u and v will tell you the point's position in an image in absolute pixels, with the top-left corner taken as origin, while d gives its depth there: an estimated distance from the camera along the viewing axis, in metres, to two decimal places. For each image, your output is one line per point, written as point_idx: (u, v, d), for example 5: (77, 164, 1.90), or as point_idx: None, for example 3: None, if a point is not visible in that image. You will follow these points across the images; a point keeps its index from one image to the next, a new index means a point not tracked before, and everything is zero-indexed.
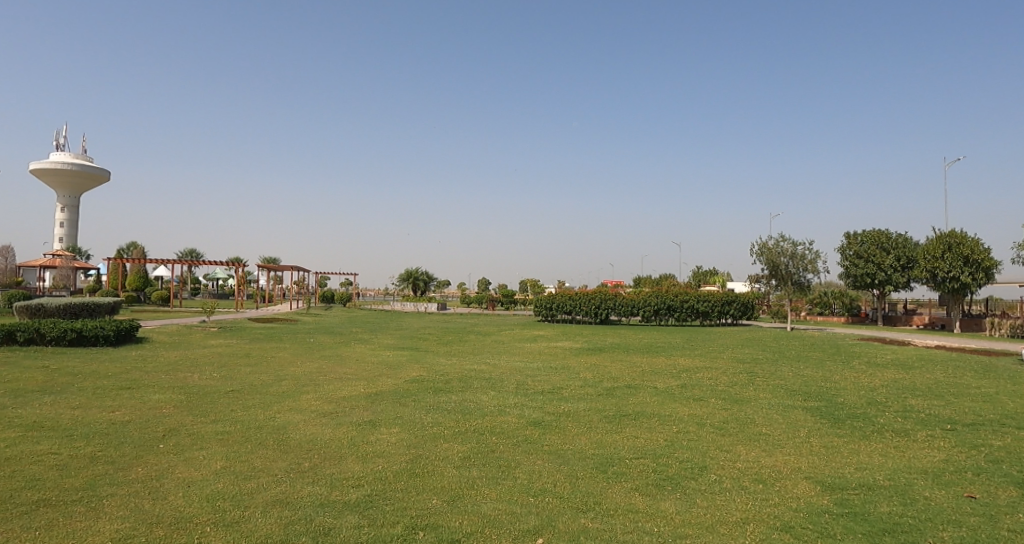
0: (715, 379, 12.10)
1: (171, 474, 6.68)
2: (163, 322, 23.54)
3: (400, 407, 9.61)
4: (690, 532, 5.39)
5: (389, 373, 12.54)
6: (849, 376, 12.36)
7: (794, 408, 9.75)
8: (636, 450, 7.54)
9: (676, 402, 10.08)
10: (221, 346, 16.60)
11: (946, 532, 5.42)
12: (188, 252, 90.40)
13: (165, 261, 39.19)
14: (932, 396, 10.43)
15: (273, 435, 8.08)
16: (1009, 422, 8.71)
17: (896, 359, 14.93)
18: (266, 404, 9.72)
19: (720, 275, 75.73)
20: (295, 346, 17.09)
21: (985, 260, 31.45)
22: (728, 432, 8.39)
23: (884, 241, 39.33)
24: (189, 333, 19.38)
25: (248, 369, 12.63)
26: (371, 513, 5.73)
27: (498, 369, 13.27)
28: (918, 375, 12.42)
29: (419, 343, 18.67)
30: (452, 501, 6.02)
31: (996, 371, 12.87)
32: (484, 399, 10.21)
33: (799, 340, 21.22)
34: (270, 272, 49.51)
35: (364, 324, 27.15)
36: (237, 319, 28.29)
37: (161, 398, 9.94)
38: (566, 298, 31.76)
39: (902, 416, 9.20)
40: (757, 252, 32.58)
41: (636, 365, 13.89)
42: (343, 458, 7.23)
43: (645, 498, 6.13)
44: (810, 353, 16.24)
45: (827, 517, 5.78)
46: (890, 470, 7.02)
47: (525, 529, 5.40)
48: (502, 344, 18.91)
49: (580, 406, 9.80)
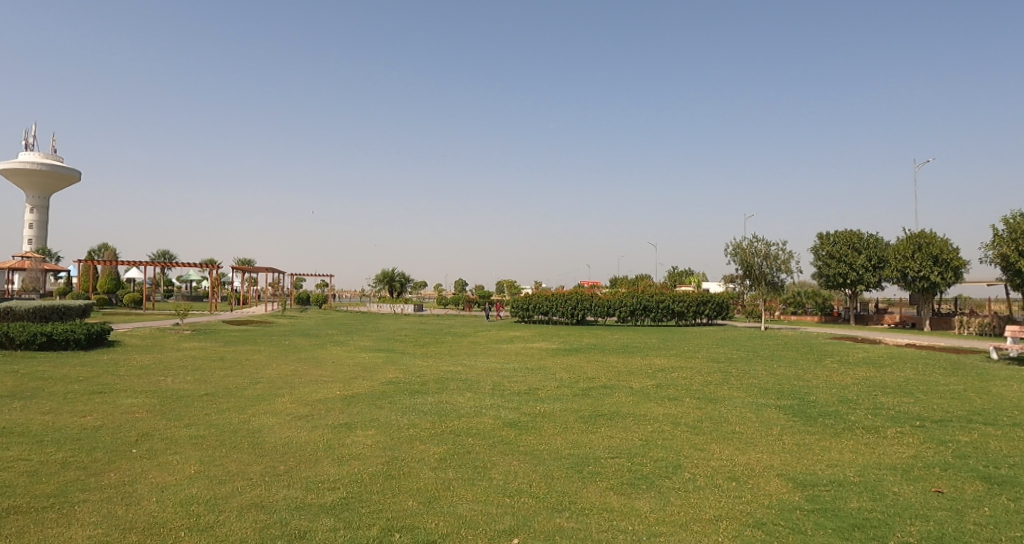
0: (690, 378, 12.21)
1: (144, 479, 6.59)
2: (134, 324, 23.25)
3: (376, 409, 9.55)
4: (664, 530, 5.46)
5: (365, 375, 12.47)
6: (822, 375, 12.54)
7: (768, 406, 9.87)
8: (611, 450, 7.57)
9: (651, 402, 10.17)
10: (195, 348, 16.44)
11: (914, 526, 5.55)
12: (160, 253, 89.04)
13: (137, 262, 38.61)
14: (902, 394, 10.60)
15: (249, 438, 8.00)
16: (975, 418, 8.92)
17: (864, 357, 15.17)
18: (240, 407, 9.59)
19: (693, 275, 76.47)
20: (270, 348, 16.90)
21: (954, 260, 32.06)
22: (703, 431, 8.45)
23: (856, 241, 39.98)
24: (162, 336, 19.08)
25: (222, 373, 12.44)
26: (347, 515, 5.71)
27: (474, 370, 13.20)
28: (887, 373, 12.60)
29: (395, 345, 18.55)
30: (428, 503, 6.02)
31: (965, 368, 13.09)
32: (460, 400, 10.17)
33: (773, 339, 21.49)
34: (245, 273, 48.88)
35: (339, 326, 27.05)
36: (211, 322, 27.81)
37: (134, 402, 9.78)
38: (543, 299, 31.83)
39: (872, 413, 9.37)
40: (731, 253, 33.03)
41: (612, 366, 13.95)
42: (319, 460, 7.18)
43: (620, 497, 6.18)
44: (783, 352, 16.40)
45: (799, 513, 5.87)
46: (860, 466, 7.15)
47: (500, 530, 5.42)
48: (478, 345, 18.84)
49: (556, 406, 9.83)
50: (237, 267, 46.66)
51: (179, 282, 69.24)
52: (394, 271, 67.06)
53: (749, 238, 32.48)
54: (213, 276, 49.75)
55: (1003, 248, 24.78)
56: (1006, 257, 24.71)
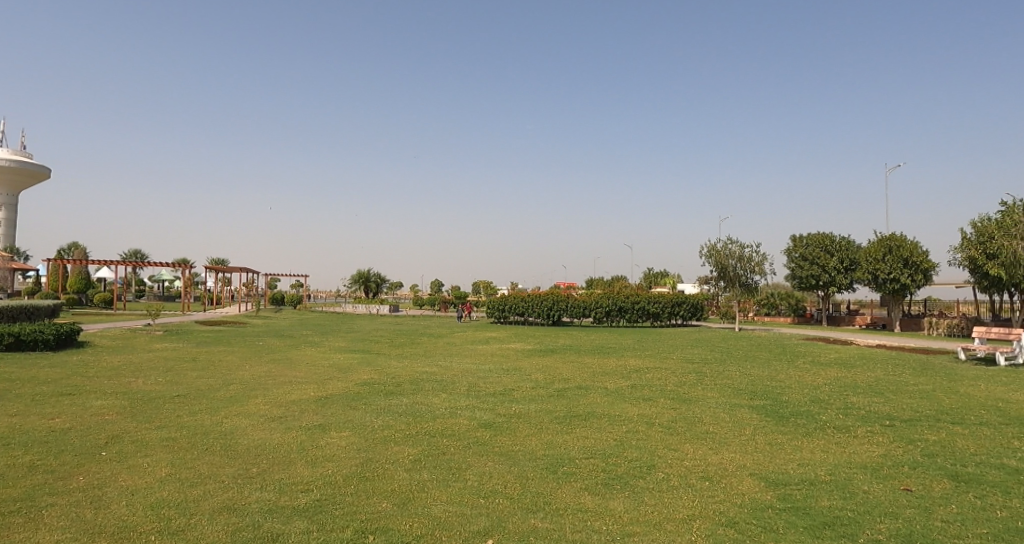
0: (664, 379, 12.30)
1: (114, 482, 6.47)
2: (105, 325, 22.81)
3: (351, 411, 9.48)
4: (637, 530, 5.49)
5: (340, 376, 12.38)
6: (794, 375, 12.71)
7: (741, 407, 9.97)
8: (585, 450, 7.60)
9: (626, 402, 10.22)
10: (167, 349, 16.17)
11: (883, 524, 5.64)
12: (132, 253, 87.41)
13: (108, 261, 37.88)
14: (872, 393, 10.78)
15: (221, 440, 7.89)
16: (943, 418, 9.10)
17: (835, 358, 15.40)
18: (212, 409, 9.46)
19: (668, 277, 77.16)
20: (244, 349, 16.69)
21: (923, 262, 32.73)
22: (677, 431, 8.52)
23: (829, 243, 40.66)
24: (133, 337, 18.75)
25: (195, 374, 12.25)
26: (320, 517, 5.66)
27: (450, 371, 13.18)
28: (858, 373, 12.81)
29: (370, 345, 18.44)
30: (403, 504, 5.99)
31: (933, 369, 13.34)
32: (435, 401, 10.14)
33: (746, 340, 21.70)
34: (220, 273, 48.22)
35: (314, 327, 26.81)
36: (182, 322, 27.36)
37: (103, 405, 9.60)
38: (519, 300, 31.88)
39: (843, 413, 9.51)
40: (706, 255, 33.38)
41: (587, 366, 14.01)
42: (292, 462, 7.11)
43: (594, 497, 6.20)
44: (756, 353, 16.59)
45: (770, 512, 5.95)
46: (831, 465, 7.25)
47: (475, 531, 5.41)
48: (454, 346, 18.80)
49: (531, 407, 9.84)
50: (212, 267, 46.02)
51: (151, 282, 68.10)
52: (369, 271, 66.68)
53: (724, 240, 32.84)
54: (186, 276, 48.98)
55: (971, 250, 25.35)
56: (973, 260, 25.29)
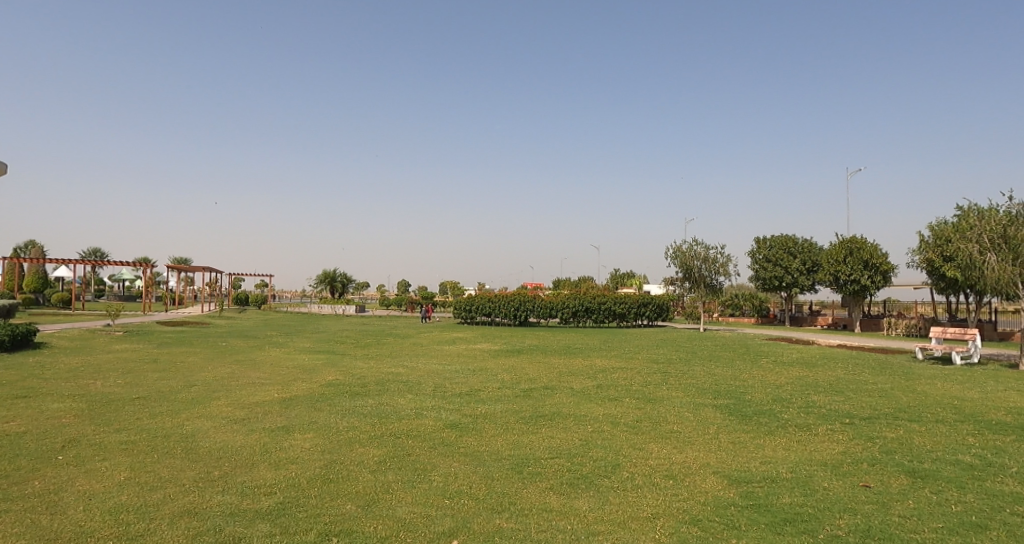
0: (630, 379, 12.42)
1: (70, 487, 6.30)
2: (62, 326, 22.19)
3: (315, 412, 9.38)
4: (602, 529, 5.53)
5: (304, 377, 12.25)
6: (757, 374, 12.92)
7: (705, 406, 10.12)
8: (551, 450, 7.63)
9: (592, 402, 10.29)
10: (126, 350, 15.82)
11: (842, 519, 5.77)
12: (92, 252, 85.13)
13: (66, 260, 36.85)
14: (832, 392, 11.02)
15: (182, 443, 7.75)
16: (901, 415, 9.35)
17: (798, 358, 15.69)
18: (174, 412, 9.27)
19: (633, 278, 78.02)
20: (207, 350, 16.41)
21: (882, 264, 33.63)
22: (642, 430, 8.60)
23: (792, 245, 41.47)
24: (92, 338, 18.28)
25: (156, 376, 12.00)
26: (283, 520, 5.59)
27: (416, 371, 13.12)
28: (820, 373, 13.09)
29: (336, 346, 18.26)
30: (367, 506, 5.95)
31: (891, 368, 13.69)
32: (401, 402, 10.09)
33: (710, 340, 22.01)
34: (184, 272, 47.27)
35: (279, 328, 26.40)
36: (144, 323, 26.78)
37: (60, 407, 9.34)
38: (486, 301, 31.90)
39: (805, 411, 9.71)
40: (672, 257, 33.74)
41: (554, 366, 14.08)
42: (255, 465, 7.01)
43: (560, 497, 6.23)
44: (720, 353, 16.84)
45: (733, 509, 6.04)
46: (793, 462, 7.40)
47: (439, 532, 5.39)
48: (420, 347, 18.74)
49: (497, 407, 9.85)
50: (174, 266, 45.07)
51: (112, 282, 66.40)
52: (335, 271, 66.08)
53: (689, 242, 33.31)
54: (147, 275, 47.89)
55: (930, 253, 26.11)
56: (931, 262, 26.08)
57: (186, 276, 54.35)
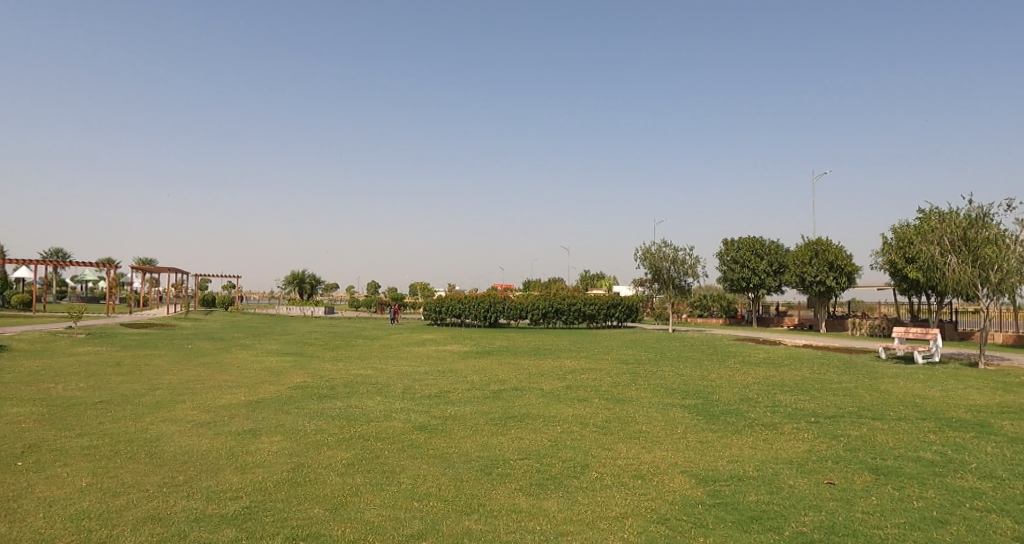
0: (599, 379, 12.52)
1: (29, 494, 6.14)
2: (21, 328, 21.58)
3: (283, 415, 9.29)
4: (570, 529, 5.56)
5: (272, 380, 12.11)
6: (725, 374, 13.10)
7: (673, 406, 10.23)
8: (520, 451, 7.66)
9: (561, 403, 10.34)
10: (87, 353, 15.45)
11: (807, 516, 5.88)
12: (54, 252, 82.89)
13: (25, 260, 35.82)
14: (798, 391, 11.23)
15: (146, 448, 7.60)
16: (864, 414, 9.56)
17: (765, 358, 15.94)
18: (138, 416, 9.09)
19: (602, 280, 78.65)
20: (171, 353, 16.11)
21: (847, 266, 34.34)
22: (610, 430, 8.68)
23: (759, 247, 42.01)
24: (53, 340, 17.81)
25: (120, 379, 11.75)
26: (249, 525, 5.53)
27: (386, 373, 13.06)
28: (786, 372, 13.34)
29: (304, 348, 18.06)
30: (335, 510, 5.90)
31: (855, 367, 13.99)
32: (370, 404, 10.04)
33: (678, 341, 22.26)
34: (150, 273, 46.32)
35: (249, 329, 26.00)
36: (107, 325, 26.16)
37: (18, 412, 9.09)
38: (456, 302, 31.85)
39: (771, 410, 9.88)
40: (640, 259, 34.10)
41: (523, 367, 14.13)
42: (221, 469, 6.91)
43: (529, 498, 6.26)
44: (689, 353, 17.04)
45: (700, 508, 6.12)
46: (759, 461, 7.52)
47: (407, 535, 5.37)
48: (389, 348, 18.65)
49: (466, 408, 9.85)
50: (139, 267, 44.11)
51: (74, 283, 64.71)
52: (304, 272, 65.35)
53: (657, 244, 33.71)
54: (111, 276, 46.78)
55: (892, 254, 26.81)
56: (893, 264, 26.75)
57: (151, 277, 53.24)
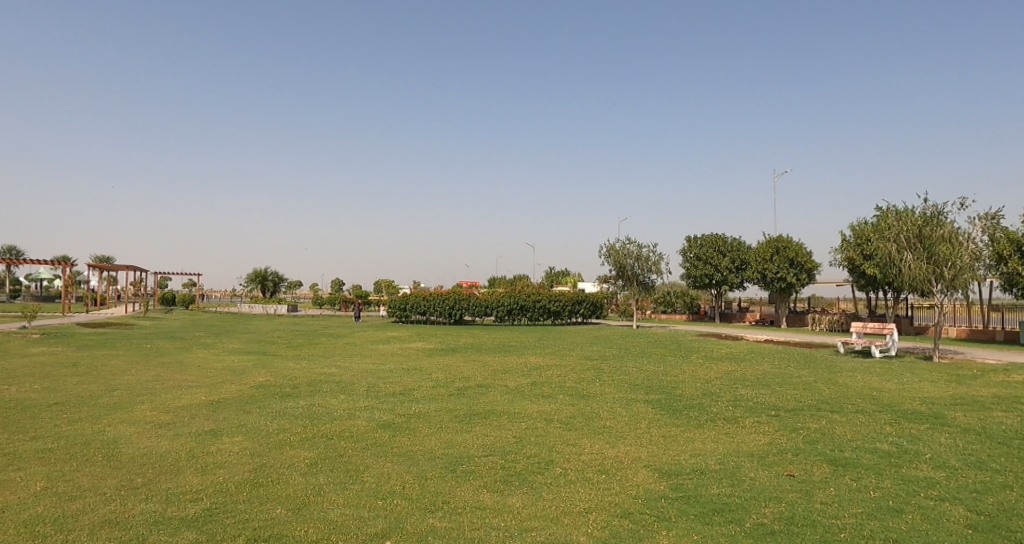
0: (563, 375, 12.63)
1: None
2: None
3: (245, 415, 9.17)
4: (535, 525, 5.61)
5: (234, 379, 11.94)
6: (688, 370, 13.31)
7: (636, 401, 10.36)
8: (485, 448, 7.70)
9: (526, 399, 10.40)
10: (39, 354, 14.98)
11: (766, 508, 6.03)
12: (7, 250, 80.04)
13: None
14: (759, 385, 11.49)
15: (103, 450, 7.43)
16: (822, 407, 9.81)
17: (727, 353, 16.23)
18: (94, 418, 8.87)
19: (568, 277, 79.11)
20: (129, 353, 15.73)
21: (807, 262, 35.30)
22: (574, 426, 8.77)
23: (721, 244, 42.66)
24: (4, 341, 17.23)
25: (75, 380, 11.44)
26: (209, 527, 5.45)
27: (350, 372, 12.98)
28: (748, 367, 13.61)
29: (266, 347, 17.81)
30: (298, 510, 5.86)
31: (815, 361, 14.35)
32: (334, 403, 9.97)
33: (643, 337, 22.56)
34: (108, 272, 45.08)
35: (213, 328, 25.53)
36: (63, 325, 25.38)
37: None
38: (421, 299, 31.78)
39: (732, 404, 10.08)
40: (606, 254, 34.45)
41: (489, 364, 14.17)
42: (182, 471, 6.79)
43: (493, 494, 6.29)
44: (653, 349, 17.26)
45: (663, 501, 6.22)
46: (721, 454, 7.68)
47: (371, 533, 5.36)
48: (354, 347, 18.51)
49: (431, 406, 9.84)
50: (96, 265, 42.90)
51: (28, 282, 62.65)
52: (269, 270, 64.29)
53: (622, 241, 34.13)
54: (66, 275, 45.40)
55: (851, 251, 27.59)
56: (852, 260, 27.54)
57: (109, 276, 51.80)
